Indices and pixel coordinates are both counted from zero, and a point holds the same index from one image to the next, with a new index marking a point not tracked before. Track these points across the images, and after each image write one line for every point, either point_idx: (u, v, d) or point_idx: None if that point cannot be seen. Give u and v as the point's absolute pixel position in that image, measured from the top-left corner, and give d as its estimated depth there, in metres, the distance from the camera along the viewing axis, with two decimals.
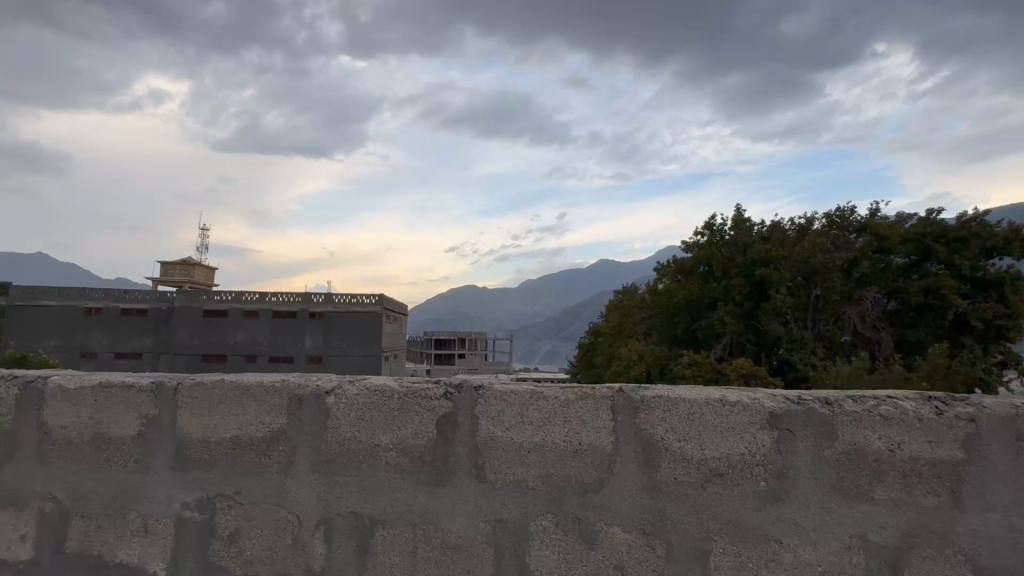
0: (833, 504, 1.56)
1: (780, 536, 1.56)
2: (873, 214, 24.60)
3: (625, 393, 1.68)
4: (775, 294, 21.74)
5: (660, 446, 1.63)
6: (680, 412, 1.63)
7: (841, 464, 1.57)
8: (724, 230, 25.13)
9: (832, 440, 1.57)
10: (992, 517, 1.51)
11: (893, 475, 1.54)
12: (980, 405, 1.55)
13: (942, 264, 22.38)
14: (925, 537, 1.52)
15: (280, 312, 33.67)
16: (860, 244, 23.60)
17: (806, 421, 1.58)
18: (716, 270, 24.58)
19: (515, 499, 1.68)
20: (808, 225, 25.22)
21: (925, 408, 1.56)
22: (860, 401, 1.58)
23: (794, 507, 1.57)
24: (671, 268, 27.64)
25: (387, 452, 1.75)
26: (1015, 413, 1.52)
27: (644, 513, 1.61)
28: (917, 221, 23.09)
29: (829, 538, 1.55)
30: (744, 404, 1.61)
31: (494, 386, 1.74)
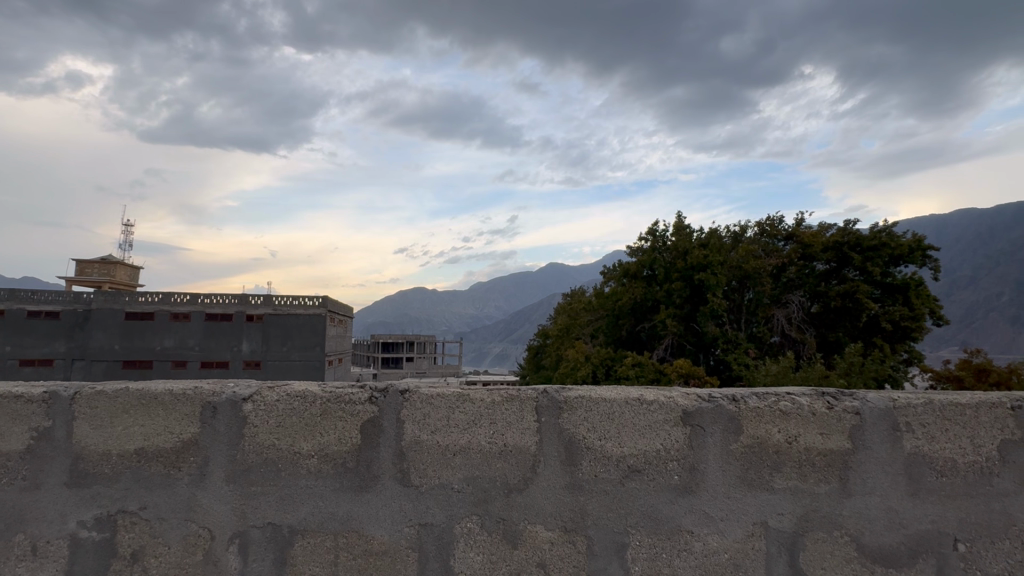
0: (737, 494, 1.67)
1: (691, 526, 1.65)
2: (799, 224, 26.47)
3: (550, 394, 1.72)
4: (712, 296, 23.01)
5: (582, 445, 1.69)
6: (601, 412, 1.69)
7: (744, 457, 1.68)
8: (666, 236, 26.28)
9: (737, 434, 1.69)
10: (873, 500, 1.67)
11: (789, 465, 1.68)
12: (864, 398, 1.72)
13: (858, 270, 24.37)
14: (818, 522, 1.66)
15: (214, 315, 31.64)
16: (787, 251, 25.37)
17: (715, 417, 1.69)
18: (659, 274, 25.69)
19: (439, 502, 1.68)
20: (742, 233, 26.81)
21: (818, 402, 1.71)
22: (763, 397, 1.71)
23: (705, 498, 1.66)
24: (617, 271, 28.52)
25: (309, 458, 1.70)
26: (892, 406, 1.70)
27: (566, 511, 1.66)
28: (836, 231, 25.09)
29: (733, 527, 1.66)
30: (660, 402, 1.70)
31: (420, 388, 1.74)
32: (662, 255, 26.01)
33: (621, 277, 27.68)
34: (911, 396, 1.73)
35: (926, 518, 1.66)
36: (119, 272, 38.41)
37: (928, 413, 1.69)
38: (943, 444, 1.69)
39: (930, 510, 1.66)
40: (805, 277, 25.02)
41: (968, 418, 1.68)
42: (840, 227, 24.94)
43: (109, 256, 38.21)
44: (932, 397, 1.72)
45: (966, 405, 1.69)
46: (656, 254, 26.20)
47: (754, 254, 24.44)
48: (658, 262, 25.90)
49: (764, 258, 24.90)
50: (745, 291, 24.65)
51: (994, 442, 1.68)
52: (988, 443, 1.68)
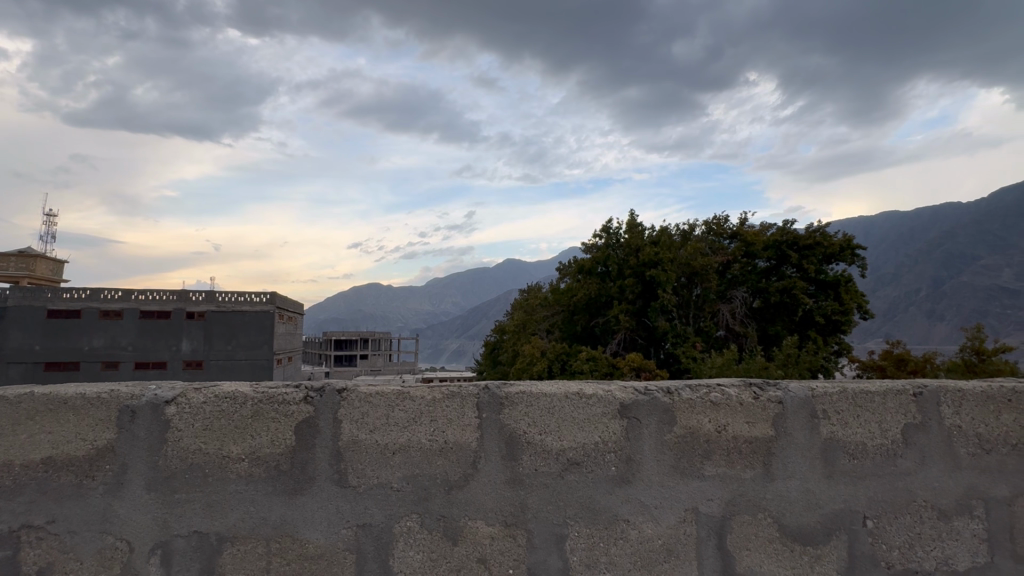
0: (670, 482, 1.74)
1: (627, 514, 1.71)
2: (742, 223, 27.84)
3: (490, 390, 1.72)
4: (662, 292, 23.89)
5: (522, 440, 1.70)
6: (541, 406, 1.71)
7: (678, 446, 1.75)
8: (619, 233, 27.03)
9: (671, 425, 1.75)
10: (794, 484, 1.78)
11: (719, 453, 1.76)
12: (786, 388, 1.82)
13: (795, 267, 25.90)
14: (744, 506, 1.75)
15: (150, 312, 29.70)
16: (732, 249, 26.67)
17: (650, 409, 1.75)
18: (612, 271, 26.46)
19: (379, 502, 1.65)
20: (690, 231, 27.96)
21: (746, 393, 1.80)
22: (695, 389, 1.78)
23: (640, 487, 1.72)
24: (573, 267, 28.99)
25: (239, 462, 1.63)
26: (811, 395, 1.81)
27: (506, 506, 1.67)
28: (776, 230, 26.55)
29: (667, 514, 1.72)
30: (598, 396, 1.74)
31: (359, 387, 1.69)
32: (616, 252, 26.75)
33: (576, 273, 28.27)
34: (828, 386, 1.85)
35: (840, 498, 1.79)
36: (40, 267, 35.31)
37: (842, 400, 1.82)
38: (856, 430, 1.82)
39: (843, 490, 1.80)
40: (748, 274, 26.35)
41: (876, 404, 1.83)
42: (779, 227, 26.42)
43: (28, 249, 35.07)
44: (847, 385, 1.86)
45: (875, 393, 1.84)
46: (609, 251, 26.91)
47: (701, 252, 25.59)
48: (611, 258, 26.64)
49: (710, 255, 26.09)
50: (693, 287, 25.73)
51: (899, 425, 1.83)
52: (893, 427, 1.83)
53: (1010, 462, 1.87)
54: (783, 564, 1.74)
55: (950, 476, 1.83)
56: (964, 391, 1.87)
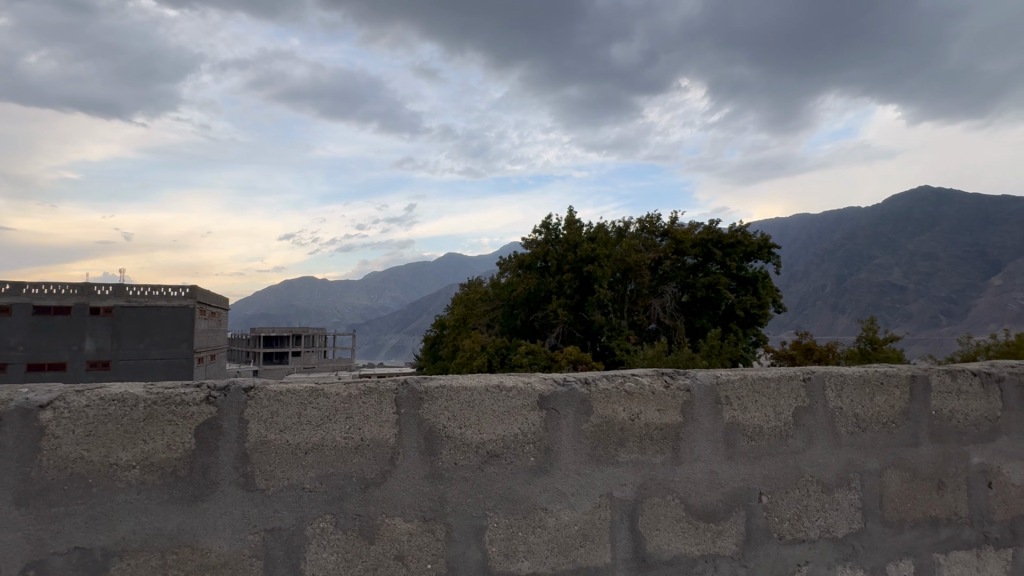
0: (586, 470, 1.80)
1: (545, 503, 1.75)
2: (673, 221, 29.25)
3: (409, 385, 1.70)
4: (599, 287, 24.81)
5: (442, 435, 1.69)
6: (461, 400, 1.71)
7: (594, 435, 1.82)
8: (558, 229, 27.63)
9: (588, 415, 1.81)
10: (699, 466, 1.91)
11: (632, 440, 1.85)
12: (694, 376, 1.95)
13: (720, 265, 27.53)
14: (654, 488, 1.85)
15: (45, 308, 26.65)
16: (663, 246, 28.00)
17: (568, 400, 1.80)
18: (551, 266, 27.07)
19: (290, 504, 1.58)
20: (625, 228, 29.08)
21: (657, 381, 1.90)
22: (610, 379, 1.86)
23: (558, 477, 1.77)
24: (513, 262, 29.32)
25: (129, 470, 1.50)
26: (715, 382, 1.95)
27: (425, 502, 1.66)
28: (702, 229, 28.14)
29: (584, 500, 1.79)
30: (518, 387, 1.77)
31: (268, 385, 1.60)
32: (555, 247, 27.28)
33: (516, 268, 28.72)
34: (730, 373, 1.99)
35: (739, 477, 1.94)
36: None
37: (741, 387, 1.97)
38: (752, 414, 1.98)
39: (742, 470, 1.94)
40: (678, 270, 27.77)
41: (771, 389, 2.00)
42: (705, 226, 28.03)
43: None
44: (748, 373, 2.01)
45: (770, 378, 2.01)
46: (549, 246, 27.44)
47: (635, 248, 26.73)
48: (550, 254, 27.20)
49: (643, 252, 27.30)
50: (627, 282, 26.87)
51: (791, 408, 2.01)
52: (785, 410, 2.01)
53: (882, 438, 2.10)
54: (690, 541, 1.86)
55: (834, 452, 2.04)
56: (845, 376, 2.09)
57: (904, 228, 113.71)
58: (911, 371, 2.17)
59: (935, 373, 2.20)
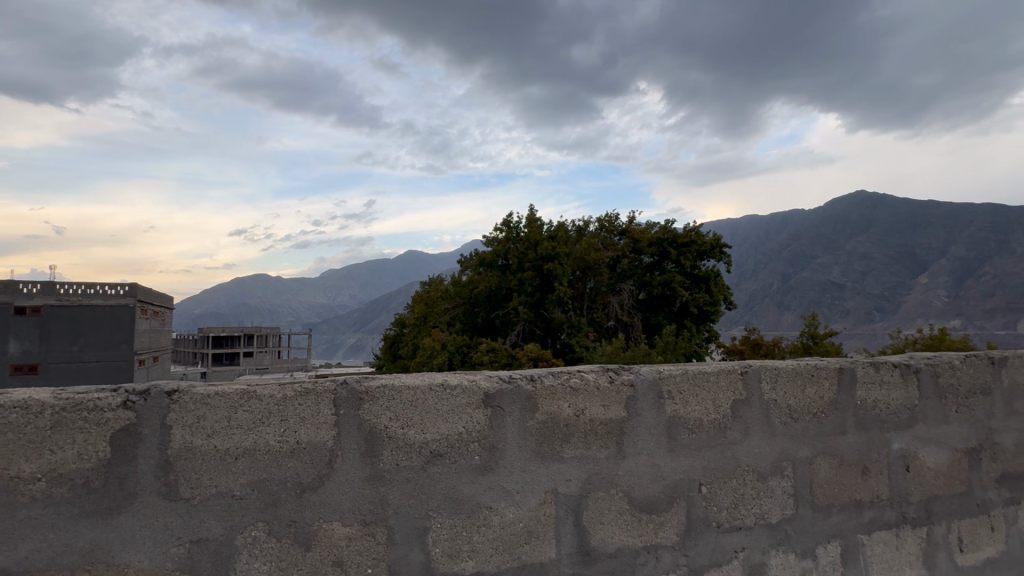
0: (532, 467, 1.80)
1: (489, 502, 1.74)
2: (631, 221, 29.96)
3: (349, 385, 1.65)
4: (559, 285, 25.12)
5: (383, 435, 1.65)
6: (403, 400, 1.67)
7: (540, 432, 1.82)
8: (520, 227, 27.80)
9: (533, 412, 1.82)
10: (642, 459, 1.95)
11: (577, 436, 1.87)
12: (638, 371, 1.98)
13: (674, 263, 28.12)
14: (599, 483, 1.87)
15: None
16: (621, 245, 28.68)
17: (513, 398, 1.80)
18: (512, 264, 27.25)
19: (219, 513, 1.49)
20: (585, 227, 29.64)
21: (602, 377, 1.93)
22: (556, 376, 1.87)
23: (502, 474, 1.76)
24: (474, 260, 29.25)
25: (35, 483, 1.37)
26: (658, 377, 1.99)
27: (365, 504, 1.61)
28: (658, 229, 28.91)
29: (528, 497, 1.79)
30: (462, 386, 1.75)
31: (194, 387, 1.51)
32: (516, 245, 27.43)
33: (478, 266, 28.71)
34: (672, 368, 2.04)
35: (680, 469, 1.99)
36: None
37: (683, 380, 2.02)
38: (693, 408, 2.03)
39: (682, 462, 2.00)
40: (635, 268, 28.45)
41: (710, 383, 2.06)
42: (661, 226, 28.81)
43: None
44: (689, 368, 2.07)
45: (710, 373, 2.07)
46: (510, 244, 27.51)
47: (594, 247, 27.25)
48: (511, 252, 27.34)
49: (602, 251, 27.87)
50: (587, 280, 27.33)
51: (729, 401, 2.08)
52: (724, 403, 2.08)
53: (812, 428, 2.21)
54: (632, 533, 1.90)
55: (769, 443, 2.13)
56: (780, 369, 2.18)
57: (843, 230, 121.15)
58: (839, 364, 2.30)
59: (860, 365, 2.34)
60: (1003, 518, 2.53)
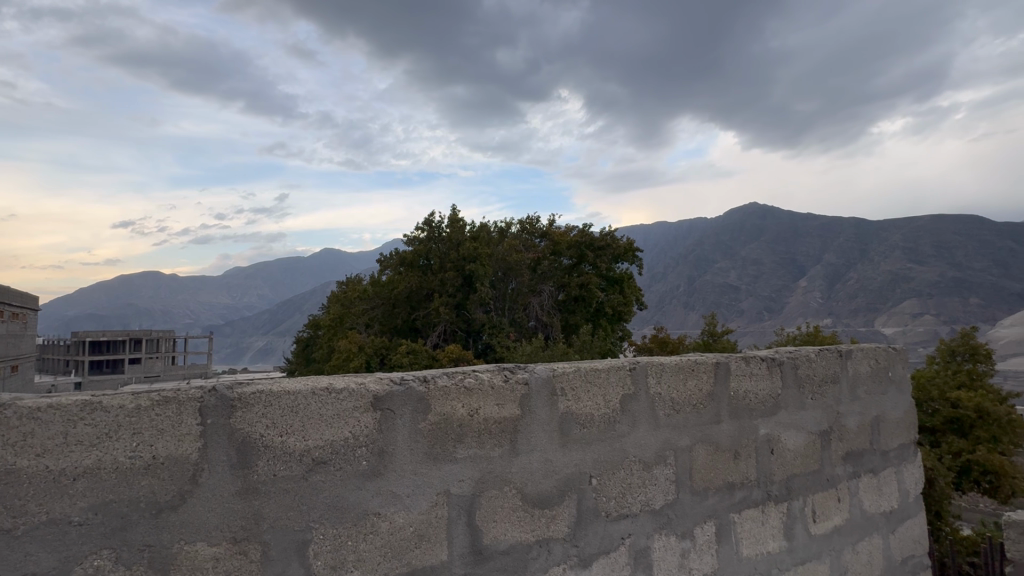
0: (424, 469, 1.77)
1: (377, 508, 1.68)
2: (551, 223, 30.80)
3: (219, 392, 1.51)
4: (480, 286, 25.17)
5: (259, 444, 1.54)
6: (283, 405, 1.57)
7: (431, 434, 1.80)
8: (441, 227, 27.51)
9: (425, 413, 1.79)
10: (534, 456, 1.99)
11: (471, 436, 1.87)
12: (533, 370, 2.03)
13: (592, 266, 29.27)
14: (491, 482, 1.89)
15: None
16: (541, 247, 29.39)
17: (404, 400, 1.76)
18: (433, 264, 26.90)
19: (51, 544, 1.30)
20: (507, 228, 30.10)
21: (496, 376, 1.95)
22: (450, 376, 1.86)
23: (392, 478, 1.71)
24: (394, 260, 28.47)
25: None
26: (551, 375, 2.05)
27: (236, 521, 1.49)
28: (577, 232, 29.89)
29: (419, 502, 1.75)
30: (349, 389, 1.68)
31: (25, 401, 1.32)
32: (438, 245, 27.13)
33: (398, 265, 27.99)
34: (566, 366, 2.11)
35: (572, 463, 2.06)
36: None
37: (576, 378, 2.10)
38: (584, 403, 2.12)
39: (574, 456, 2.07)
40: (555, 270, 29.23)
41: (601, 380, 2.16)
42: (580, 229, 29.77)
43: None
44: (582, 365, 2.15)
45: (601, 369, 2.17)
46: (431, 244, 27.11)
47: (515, 248, 27.65)
48: (433, 252, 26.99)
49: (523, 252, 28.37)
50: (508, 281, 27.67)
51: (617, 395, 2.20)
52: (613, 397, 2.19)
53: (691, 418, 2.40)
54: (525, 529, 1.94)
55: (654, 434, 2.27)
56: (664, 364, 2.33)
57: (740, 238, 133.61)
58: (716, 359, 2.51)
59: (734, 360, 2.58)
60: (847, 490, 2.91)
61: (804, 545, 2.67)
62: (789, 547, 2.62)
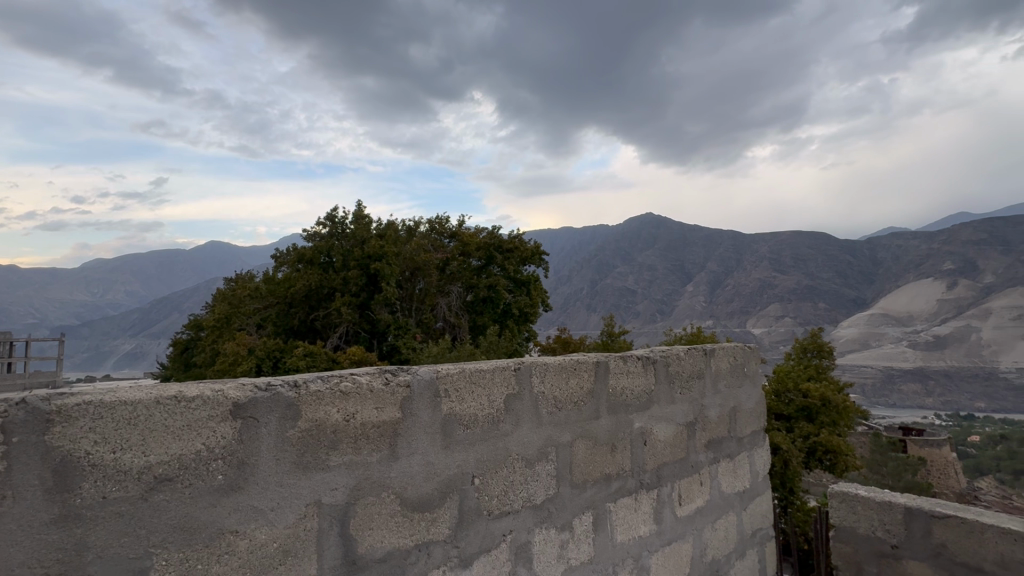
0: (290, 481, 1.67)
1: (235, 525, 1.55)
2: (461, 224, 30.77)
3: (34, 404, 1.30)
4: (385, 285, 24.24)
5: (84, 465, 1.34)
6: (118, 417, 1.39)
7: (301, 441, 1.69)
8: (345, 223, 26.26)
9: (294, 420, 1.68)
10: (416, 459, 1.96)
11: (347, 441, 1.79)
12: (415, 372, 2.00)
13: (500, 268, 29.44)
14: (367, 488, 1.83)
15: None
16: (450, 248, 29.22)
17: (270, 406, 1.64)
18: (336, 262, 25.56)
19: None
20: (415, 227, 29.59)
21: (376, 379, 1.89)
22: (325, 380, 1.77)
23: (253, 492, 1.59)
24: (292, 256, 26.71)
25: None
26: (435, 376, 2.04)
27: (52, 553, 1.29)
28: (487, 234, 30.01)
29: (284, 513, 1.64)
30: (204, 398, 1.53)
31: None
32: (341, 242, 25.86)
33: (296, 262, 26.26)
34: (450, 367, 2.11)
35: (454, 465, 2.07)
36: None
37: (459, 379, 2.10)
38: (468, 404, 2.13)
39: (456, 457, 2.07)
40: (464, 271, 29.06)
41: (486, 379, 2.19)
42: (489, 231, 29.94)
43: None
44: (465, 366, 2.17)
45: (485, 370, 2.21)
46: (334, 240, 25.89)
47: (423, 248, 27.23)
48: (335, 248, 25.66)
49: (431, 252, 28.03)
50: (416, 281, 27.07)
51: (502, 396, 2.24)
52: (498, 398, 2.23)
53: (573, 415, 2.52)
54: (403, 534, 1.90)
55: (536, 432, 2.35)
56: (547, 364, 2.43)
57: (637, 246, 143.95)
58: (597, 359, 2.67)
59: (613, 359, 2.76)
60: (709, 474, 3.25)
61: (672, 526, 2.93)
62: (657, 530, 2.85)
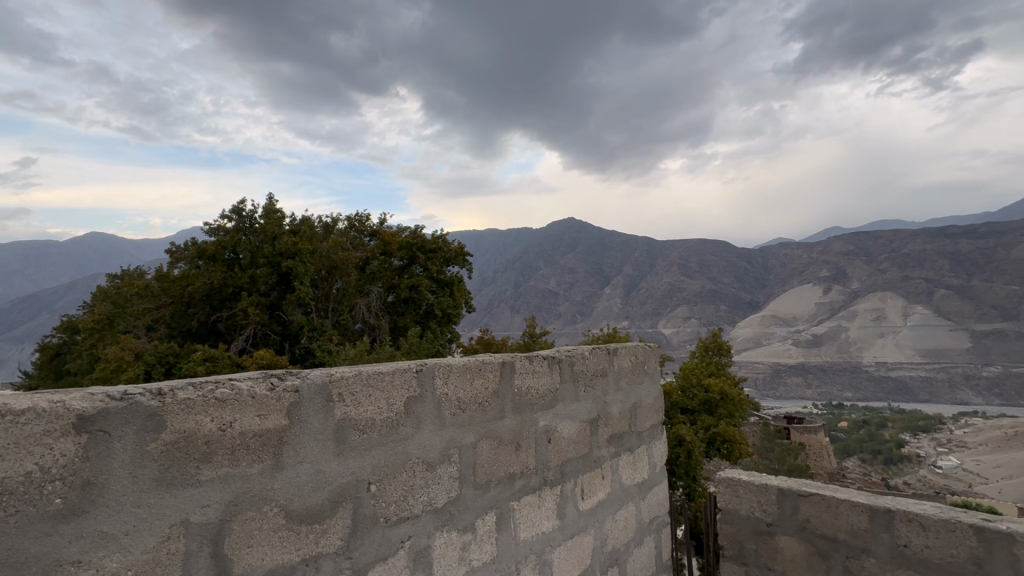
0: (151, 499, 1.49)
1: (77, 556, 1.36)
2: (382, 223, 29.79)
3: None
4: (298, 284, 22.64)
5: None
6: None
7: (165, 455, 1.53)
8: (254, 218, 24.34)
9: (156, 432, 1.51)
10: (304, 468, 1.85)
11: (221, 453, 1.64)
12: (305, 376, 1.89)
13: (422, 267, 28.79)
14: (246, 503, 1.69)
15: None
16: (370, 246, 28.13)
17: (127, 417, 1.46)
18: (242, 259, 23.64)
19: None
20: (333, 224, 28.22)
21: (258, 385, 1.75)
22: (196, 387, 1.61)
23: (101, 515, 1.40)
24: (191, 252, 24.31)
25: None
26: (327, 380, 1.93)
27: None
28: (409, 233, 29.22)
29: (142, 538, 1.47)
30: (40, 412, 1.33)
31: None
32: (248, 238, 23.88)
33: (195, 258, 23.90)
34: (344, 370, 2.02)
35: (348, 472, 1.97)
36: None
37: (355, 382, 2.01)
38: (364, 408, 2.04)
39: (351, 463, 1.98)
40: (384, 270, 28.03)
41: (384, 383, 2.12)
42: (412, 230, 29.21)
43: None
44: (363, 369, 2.08)
45: (384, 372, 2.13)
46: (240, 235, 23.83)
47: (342, 247, 26.16)
48: (241, 244, 23.65)
49: (349, 251, 26.84)
50: (333, 281, 25.73)
51: (402, 398, 2.18)
52: (398, 400, 2.16)
53: (477, 415, 2.52)
54: (288, 549, 1.78)
55: (438, 434, 2.32)
56: (451, 365, 2.40)
57: (559, 249, 148.41)
58: (502, 359, 2.69)
59: (519, 359, 2.79)
60: (610, 468, 3.40)
61: (574, 520, 3.03)
62: (561, 525, 2.93)
